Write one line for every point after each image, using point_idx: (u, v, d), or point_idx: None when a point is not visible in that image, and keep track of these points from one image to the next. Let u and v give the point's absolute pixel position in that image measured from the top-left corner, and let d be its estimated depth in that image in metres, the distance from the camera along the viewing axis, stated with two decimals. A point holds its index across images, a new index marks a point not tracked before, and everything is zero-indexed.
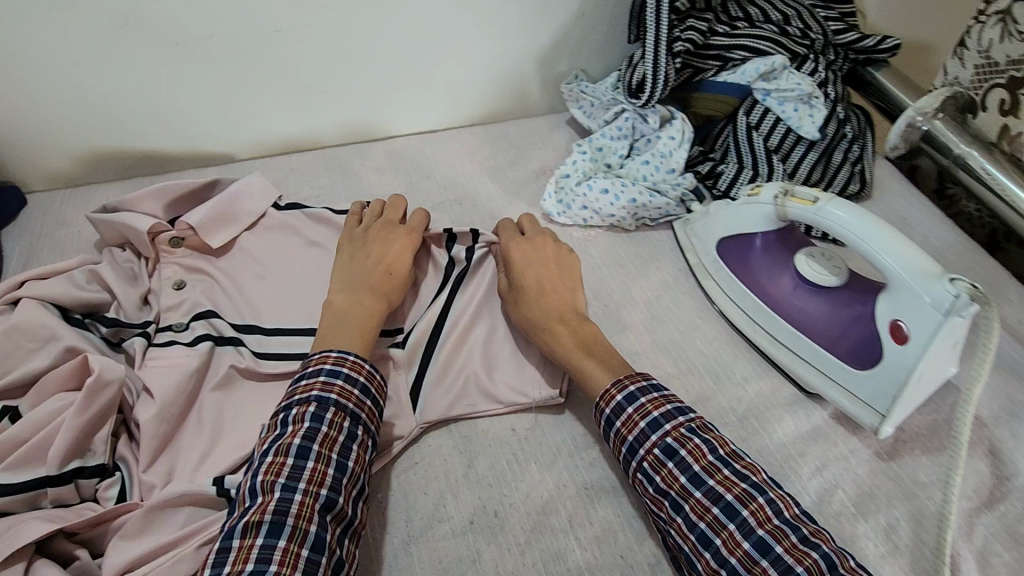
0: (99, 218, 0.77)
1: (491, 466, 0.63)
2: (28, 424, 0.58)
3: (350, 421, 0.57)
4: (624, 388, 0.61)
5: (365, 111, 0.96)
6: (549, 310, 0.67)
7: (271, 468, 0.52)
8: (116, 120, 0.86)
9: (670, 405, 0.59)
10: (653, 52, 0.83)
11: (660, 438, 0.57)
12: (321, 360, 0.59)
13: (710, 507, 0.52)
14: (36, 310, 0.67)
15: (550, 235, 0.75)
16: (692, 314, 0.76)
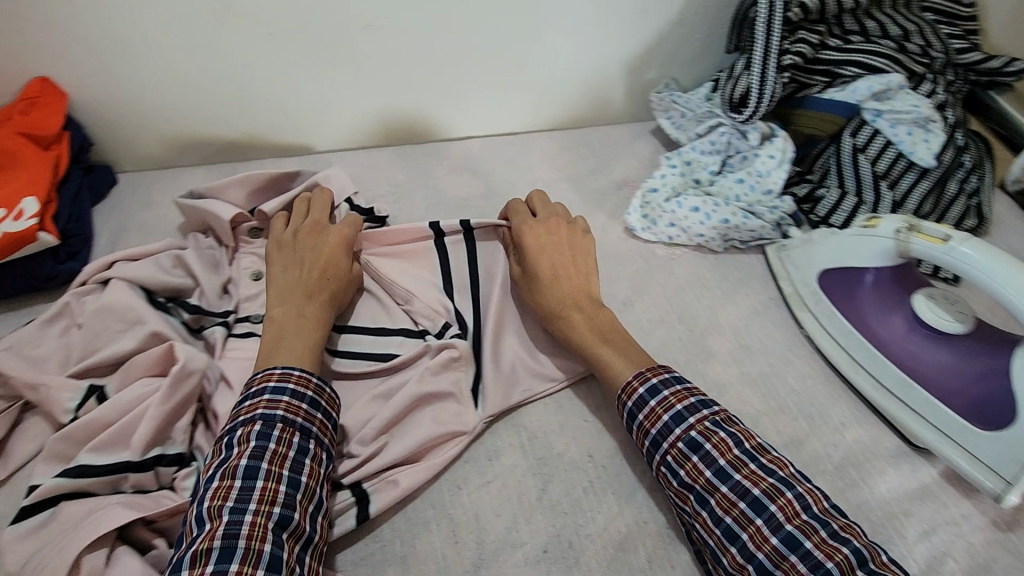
0: (188, 203, 0.78)
1: (566, 492, 0.60)
2: (114, 407, 0.61)
3: (299, 436, 0.54)
4: (646, 380, 0.59)
5: (447, 110, 0.95)
6: (563, 295, 0.67)
7: (217, 493, 0.50)
8: (208, 107, 0.88)
9: (693, 397, 0.58)
10: (762, 66, 0.78)
11: (684, 431, 0.56)
12: (264, 378, 0.56)
13: (736, 502, 0.52)
14: (124, 292, 0.68)
15: (562, 210, 0.74)
16: (784, 347, 0.71)
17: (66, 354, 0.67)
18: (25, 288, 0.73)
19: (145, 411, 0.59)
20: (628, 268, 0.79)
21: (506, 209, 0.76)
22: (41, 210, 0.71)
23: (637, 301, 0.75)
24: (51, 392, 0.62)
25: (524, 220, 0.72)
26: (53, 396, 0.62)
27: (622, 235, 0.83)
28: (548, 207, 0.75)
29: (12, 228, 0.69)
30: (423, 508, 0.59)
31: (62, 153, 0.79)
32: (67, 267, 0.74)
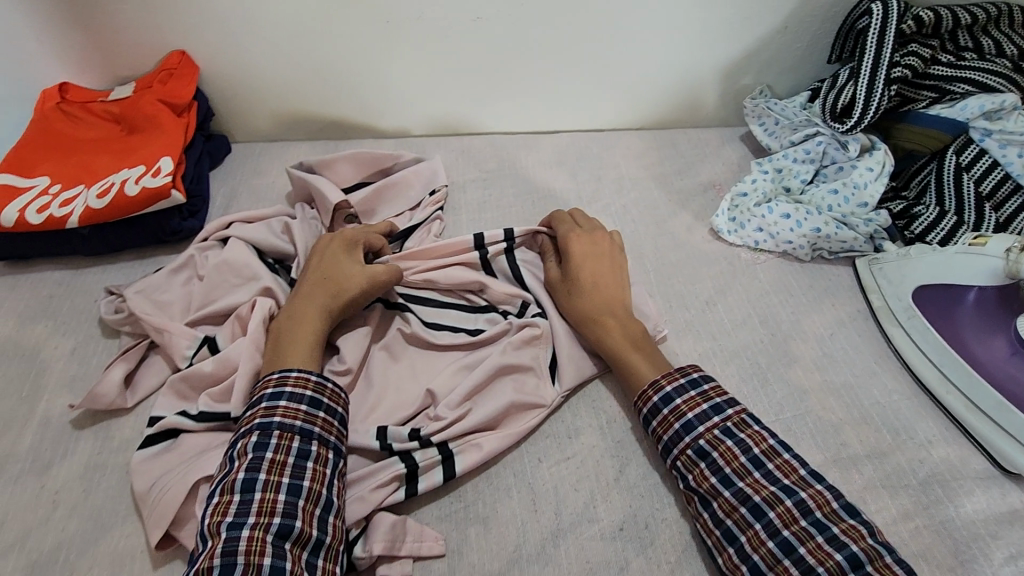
0: (299, 176, 0.84)
1: (644, 476, 0.62)
2: (218, 361, 0.64)
3: (299, 440, 0.55)
4: (660, 388, 0.62)
5: (540, 104, 0.98)
6: (599, 301, 0.70)
7: (217, 508, 0.51)
8: (321, 87, 0.94)
9: (706, 405, 0.61)
10: (870, 79, 0.78)
11: (694, 440, 0.59)
12: (264, 385, 0.58)
13: (736, 507, 0.55)
14: (241, 250, 0.74)
15: (600, 225, 0.78)
16: (870, 360, 0.70)
17: (187, 302, 0.72)
18: (152, 240, 0.80)
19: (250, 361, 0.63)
20: (711, 269, 0.80)
21: (549, 221, 0.80)
22: (175, 170, 0.78)
23: (720, 302, 0.76)
24: (172, 337, 0.67)
25: (573, 228, 0.77)
26: (173, 341, 0.67)
27: (707, 237, 0.83)
28: (586, 221, 0.79)
29: (150, 184, 0.76)
30: (505, 475, 0.62)
31: (192, 121, 0.86)
32: (190, 224, 0.81)
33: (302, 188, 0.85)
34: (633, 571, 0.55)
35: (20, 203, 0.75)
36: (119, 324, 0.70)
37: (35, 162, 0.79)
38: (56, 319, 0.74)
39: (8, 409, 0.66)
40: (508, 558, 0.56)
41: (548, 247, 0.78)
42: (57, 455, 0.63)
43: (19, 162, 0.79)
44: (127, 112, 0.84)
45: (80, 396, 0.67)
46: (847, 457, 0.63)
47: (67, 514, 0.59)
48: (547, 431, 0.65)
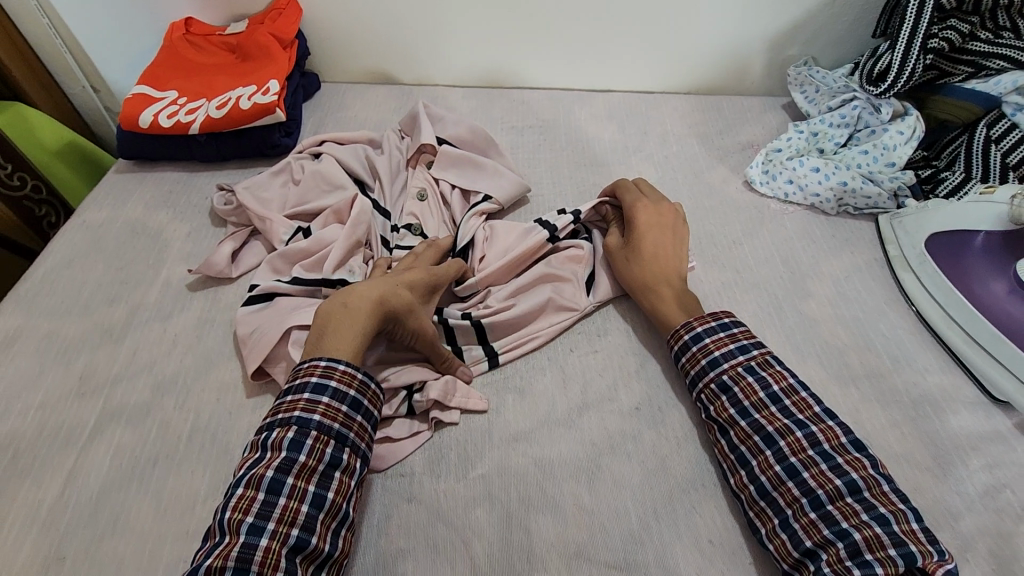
0: (417, 109, 0.94)
1: (661, 371, 0.71)
2: (314, 240, 0.77)
3: (333, 445, 0.56)
4: (692, 329, 0.67)
5: (597, 63, 1.07)
6: (657, 270, 0.74)
7: (239, 504, 0.52)
8: (401, 34, 1.06)
9: (733, 344, 0.65)
10: (906, 47, 0.84)
11: (717, 374, 0.64)
12: (309, 370, 0.59)
13: (751, 434, 0.59)
14: (332, 164, 0.87)
15: (664, 197, 0.82)
16: (881, 300, 0.77)
17: (284, 201, 0.86)
18: (255, 152, 0.94)
19: (336, 244, 0.76)
20: (741, 215, 0.88)
21: (615, 190, 0.84)
22: (280, 92, 0.91)
23: (746, 242, 0.84)
24: (273, 224, 0.81)
25: (640, 197, 0.80)
26: (273, 227, 0.81)
27: (741, 187, 0.91)
28: (649, 193, 0.83)
29: (260, 101, 0.89)
30: (542, 359, 0.72)
31: (294, 55, 0.99)
32: (287, 141, 0.94)
33: (410, 124, 0.96)
34: (644, 441, 0.65)
35: (153, 110, 0.90)
36: (228, 215, 0.84)
37: (166, 79, 0.94)
38: (175, 209, 0.88)
39: (138, 272, 0.81)
40: (539, 420, 0.66)
41: (612, 217, 0.83)
42: (176, 310, 0.77)
43: (154, 78, 0.94)
44: (242, 43, 0.97)
45: (195, 266, 0.81)
46: (847, 375, 0.70)
47: (185, 351, 0.73)
48: (580, 330, 0.75)
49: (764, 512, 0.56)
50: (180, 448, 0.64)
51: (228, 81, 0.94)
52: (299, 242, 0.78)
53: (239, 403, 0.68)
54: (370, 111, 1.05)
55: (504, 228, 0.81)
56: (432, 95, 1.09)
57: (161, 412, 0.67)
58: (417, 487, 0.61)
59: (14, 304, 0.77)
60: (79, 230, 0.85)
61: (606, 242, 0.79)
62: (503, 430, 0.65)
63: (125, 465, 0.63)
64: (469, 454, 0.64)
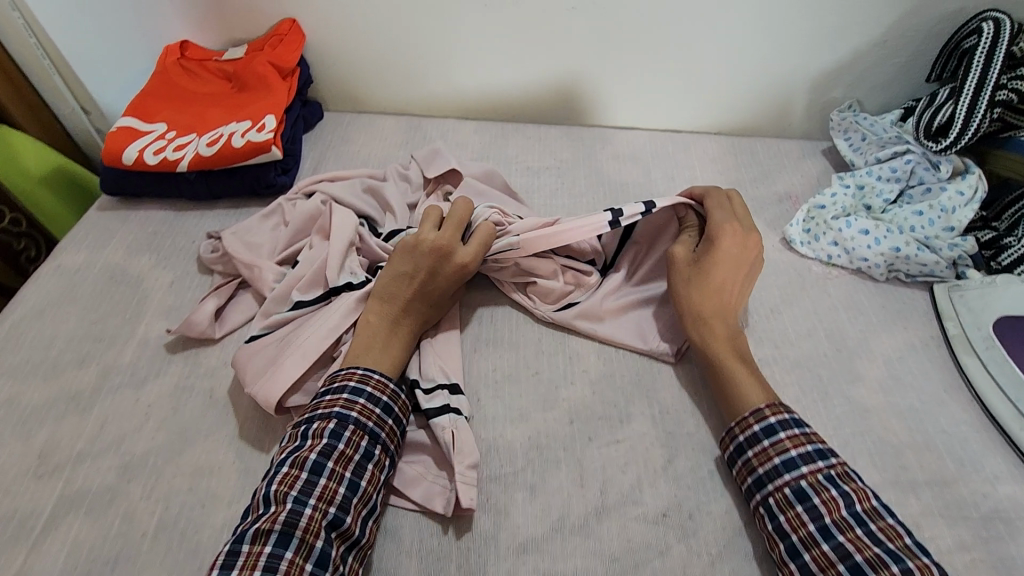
0: (438, 146, 0.88)
1: (693, 469, 0.62)
2: (303, 263, 0.73)
3: (367, 441, 0.57)
4: (762, 418, 0.60)
5: (622, 98, 1.00)
6: (717, 304, 0.68)
7: (285, 479, 0.53)
8: (412, 61, 0.98)
9: (811, 446, 0.57)
10: (972, 98, 0.75)
11: (794, 478, 0.56)
12: (347, 376, 0.61)
13: (834, 562, 0.51)
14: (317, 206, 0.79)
15: (755, 225, 0.74)
16: (939, 388, 0.68)
17: (274, 244, 0.78)
18: (248, 191, 0.86)
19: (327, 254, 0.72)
20: (780, 278, 0.79)
21: (705, 198, 0.77)
22: (277, 129, 0.84)
23: (785, 310, 0.76)
24: (261, 272, 0.74)
25: (730, 219, 0.73)
26: (263, 275, 0.74)
27: (778, 245, 0.83)
28: (739, 212, 0.75)
29: (254, 138, 0.82)
30: (556, 448, 0.64)
31: (294, 84, 0.92)
32: (282, 179, 0.87)
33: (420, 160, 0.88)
34: (673, 557, 0.56)
35: (140, 145, 0.83)
36: (212, 264, 0.77)
37: (155, 109, 0.87)
38: (158, 253, 0.81)
39: (114, 327, 0.73)
40: (553, 526, 0.58)
41: (690, 225, 0.76)
42: (151, 374, 0.69)
43: (141, 108, 0.87)
44: (239, 71, 0.90)
45: (176, 324, 0.73)
46: (905, 481, 0.61)
47: (157, 425, 0.65)
48: (600, 413, 0.66)
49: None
50: (145, 547, 0.56)
51: (222, 113, 0.86)
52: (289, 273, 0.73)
53: (214, 492, 0.60)
54: (375, 145, 0.98)
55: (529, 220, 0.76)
56: (442, 128, 1.01)
57: (126, 502, 0.59)
58: None
59: None
60: (53, 275, 0.78)
61: (673, 251, 0.72)
62: (510, 537, 0.57)
63: (81, 567, 0.55)
64: (472, 567, 0.56)
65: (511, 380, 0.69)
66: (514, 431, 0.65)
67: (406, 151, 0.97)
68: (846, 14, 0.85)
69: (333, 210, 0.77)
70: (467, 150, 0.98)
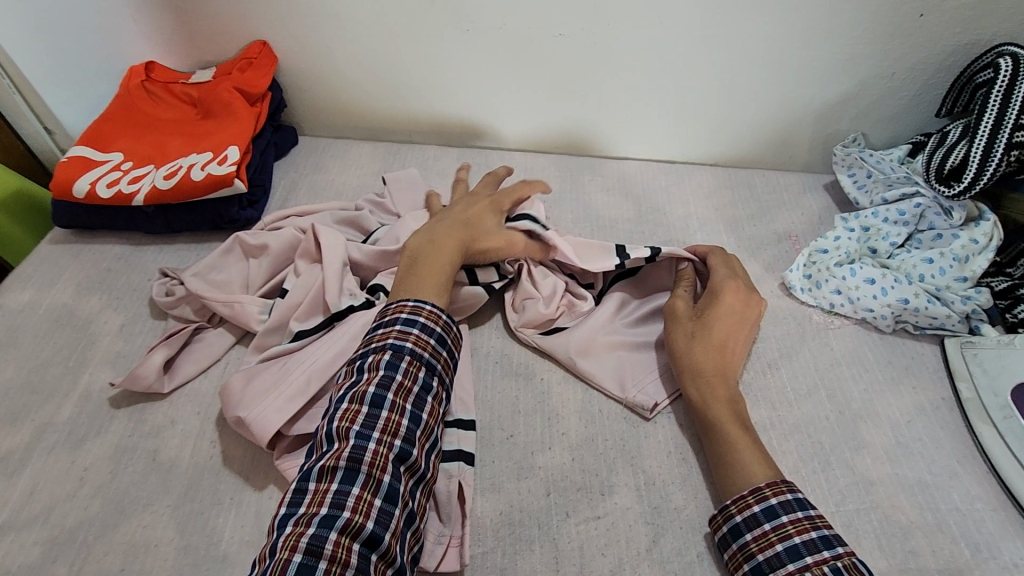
0: (411, 171, 0.86)
1: (679, 551, 0.56)
2: (298, 288, 0.69)
3: (424, 372, 0.56)
4: (763, 498, 0.53)
5: (612, 127, 0.95)
6: (718, 360, 0.63)
7: (346, 414, 0.52)
8: (393, 86, 0.93)
9: (816, 532, 0.51)
10: (989, 139, 0.69)
11: (798, 569, 0.49)
12: (398, 309, 0.58)
13: None
14: (290, 235, 0.74)
15: (756, 288, 0.70)
16: (952, 458, 0.62)
17: (246, 279, 0.74)
18: (209, 226, 0.81)
19: (325, 277, 0.68)
20: (778, 327, 0.73)
21: (708, 256, 0.73)
22: (240, 160, 0.79)
23: (784, 365, 0.70)
24: (243, 306, 0.69)
25: (733, 276, 0.70)
26: (245, 310, 0.69)
27: (777, 290, 0.77)
28: (743, 276, 0.72)
29: (215, 171, 0.76)
30: (529, 526, 0.57)
31: (263, 111, 0.87)
32: (247, 213, 0.81)
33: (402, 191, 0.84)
34: None
35: (93, 176, 0.77)
36: (168, 307, 0.71)
37: (113, 136, 0.82)
38: (109, 293, 0.75)
39: (53, 377, 0.67)
40: None
41: (687, 278, 0.72)
42: (90, 432, 0.63)
43: (97, 135, 0.81)
44: (205, 96, 0.85)
45: (120, 376, 0.67)
46: (915, 569, 0.55)
47: (91, 493, 0.59)
48: (580, 484, 0.60)
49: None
50: None
51: (184, 141, 0.81)
52: (281, 301, 0.68)
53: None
54: (351, 174, 0.92)
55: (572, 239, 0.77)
56: (423, 156, 0.96)
57: None
58: None
59: None
60: None
61: (672, 304, 0.68)
62: None
63: None
64: None
65: (483, 444, 0.63)
66: (484, 504, 0.59)
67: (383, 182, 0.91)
68: (851, 44, 0.80)
69: (319, 232, 0.71)
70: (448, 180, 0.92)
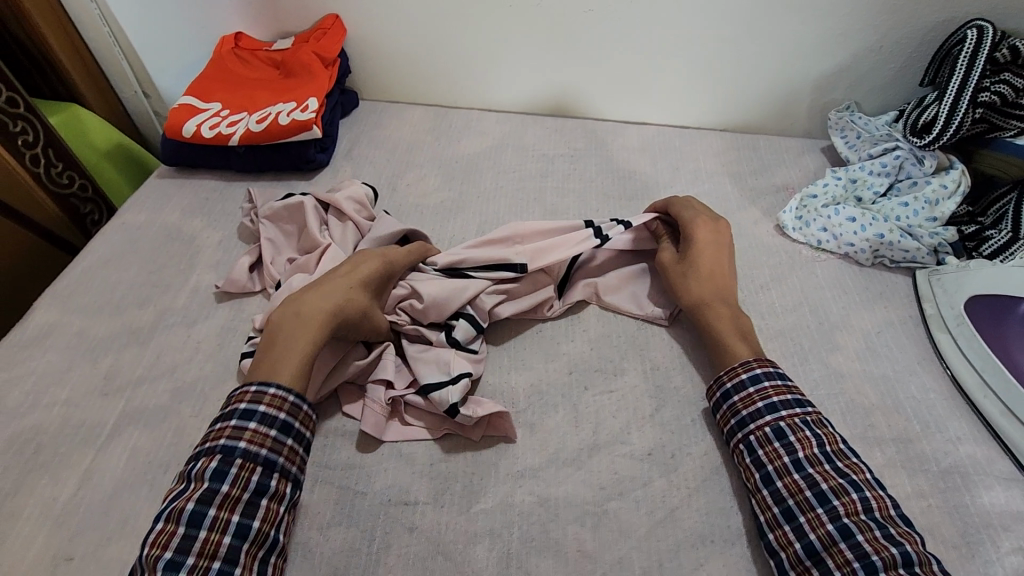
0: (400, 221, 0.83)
1: (677, 416, 0.68)
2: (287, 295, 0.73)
3: (259, 474, 0.55)
4: (750, 368, 0.66)
5: (633, 96, 1.08)
6: (712, 286, 0.74)
7: (157, 539, 0.51)
8: (443, 57, 1.08)
9: (791, 395, 0.64)
10: (955, 97, 0.82)
11: (774, 419, 0.62)
12: (241, 397, 0.59)
13: (802, 489, 0.57)
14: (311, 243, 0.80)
15: (720, 215, 0.83)
16: (913, 360, 0.74)
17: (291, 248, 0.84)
18: (289, 166, 0.96)
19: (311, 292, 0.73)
20: (771, 258, 0.85)
21: (668, 208, 0.84)
22: (318, 110, 0.94)
23: (774, 287, 0.82)
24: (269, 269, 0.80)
25: (697, 215, 0.80)
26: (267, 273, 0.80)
27: (772, 231, 0.89)
28: (702, 209, 0.83)
29: (298, 118, 0.92)
30: (554, 395, 0.71)
31: (335, 73, 1.02)
32: (321, 156, 0.96)
33: (367, 203, 0.86)
34: (654, 488, 0.63)
35: (197, 120, 0.93)
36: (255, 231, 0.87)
37: (211, 90, 0.98)
38: (209, 216, 0.91)
39: (170, 275, 0.83)
40: (547, 457, 0.65)
41: (664, 234, 0.83)
42: (201, 316, 0.78)
43: (199, 89, 0.98)
44: (287, 60, 1.01)
45: (221, 278, 0.82)
46: (873, 437, 0.67)
47: (205, 358, 0.74)
48: (596, 368, 0.73)
49: (810, 571, 0.53)
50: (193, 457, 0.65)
51: (270, 96, 0.97)
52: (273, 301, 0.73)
53: None
54: (405, 131, 1.07)
55: (517, 249, 0.77)
56: (467, 118, 1.10)
57: (177, 419, 0.68)
58: (419, 517, 0.61)
59: (50, 300, 0.79)
60: (117, 231, 0.88)
61: (660, 257, 0.79)
62: (509, 465, 0.64)
63: (137, 469, 0.64)
64: (475, 487, 0.63)
65: (517, 336, 0.77)
66: (518, 379, 0.72)
67: (432, 137, 1.06)
68: (845, 20, 0.92)
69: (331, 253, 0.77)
70: (488, 137, 1.06)
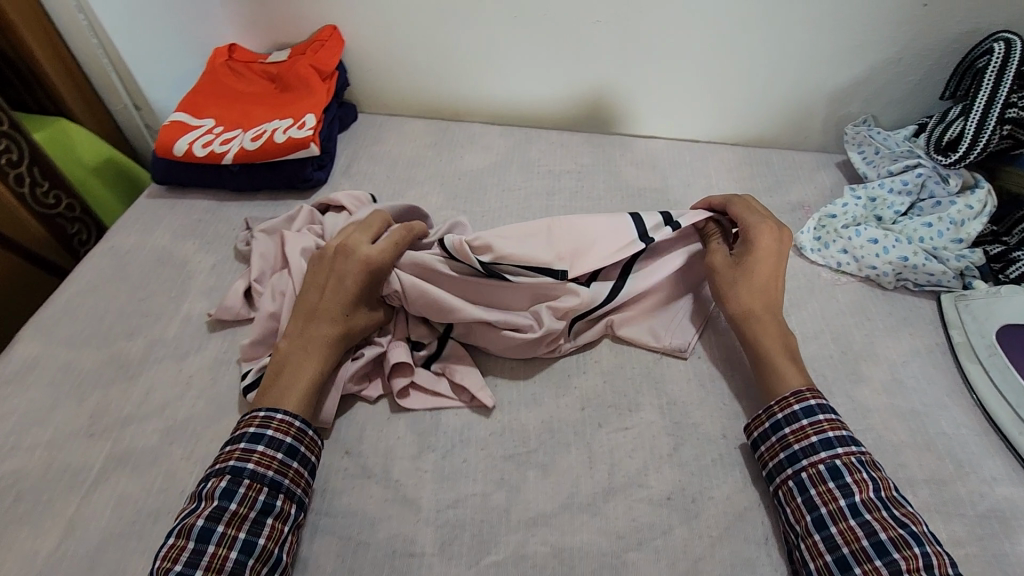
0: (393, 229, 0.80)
1: (697, 456, 0.65)
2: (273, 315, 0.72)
3: (266, 494, 0.56)
4: (803, 399, 0.62)
5: (642, 108, 1.04)
6: (766, 300, 0.70)
7: (168, 553, 0.52)
8: (445, 69, 1.04)
9: (846, 432, 0.60)
10: (982, 114, 0.78)
11: (829, 457, 0.58)
12: (249, 422, 0.60)
13: (860, 537, 0.54)
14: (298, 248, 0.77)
15: (784, 222, 0.76)
16: (942, 393, 0.71)
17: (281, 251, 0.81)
18: (285, 184, 0.92)
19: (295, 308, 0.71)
20: (789, 282, 0.82)
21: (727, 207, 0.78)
22: (316, 127, 0.90)
23: (793, 313, 0.78)
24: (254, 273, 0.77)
25: (760, 219, 0.75)
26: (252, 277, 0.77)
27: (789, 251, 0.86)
28: (765, 213, 0.77)
29: (295, 135, 0.88)
30: (567, 432, 0.67)
31: (333, 87, 0.98)
32: (319, 174, 0.92)
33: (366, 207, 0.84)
34: (676, 537, 0.59)
35: (190, 138, 0.90)
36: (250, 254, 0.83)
37: (204, 106, 0.94)
38: (201, 239, 0.87)
39: (160, 304, 0.79)
40: (561, 502, 0.61)
41: (713, 235, 0.77)
42: (192, 348, 0.74)
43: (192, 104, 0.94)
44: (283, 73, 0.97)
45: (214, 307, 0.78)
46: (904, 478, 0.63)
47: (197, 394, 0.70)
48: (611, 403, 0.69)
49: None
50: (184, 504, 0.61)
51: (265, 112, 0.93)
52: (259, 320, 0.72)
53: None
54: (405, 146, 1.03)
55: (557, 253, 0.72)
56: (470, 132, 1.06)
57: (167, 462, 0.64)
58: (427, 570, 0.57)
59: (34, 331, 0.75)
60: (105, 256, 0.84)
61: (710, 262, 0.74)
62: (521, 511, 0.61)
63: (125, 519, 0.60)
64: (485, 536, 0.59)
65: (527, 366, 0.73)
66: (528, 414, 0.68)
67: (433, 152, 1.02)
68: (862, 31, 0.89)
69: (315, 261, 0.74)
70: (493, 152, 1.02)
